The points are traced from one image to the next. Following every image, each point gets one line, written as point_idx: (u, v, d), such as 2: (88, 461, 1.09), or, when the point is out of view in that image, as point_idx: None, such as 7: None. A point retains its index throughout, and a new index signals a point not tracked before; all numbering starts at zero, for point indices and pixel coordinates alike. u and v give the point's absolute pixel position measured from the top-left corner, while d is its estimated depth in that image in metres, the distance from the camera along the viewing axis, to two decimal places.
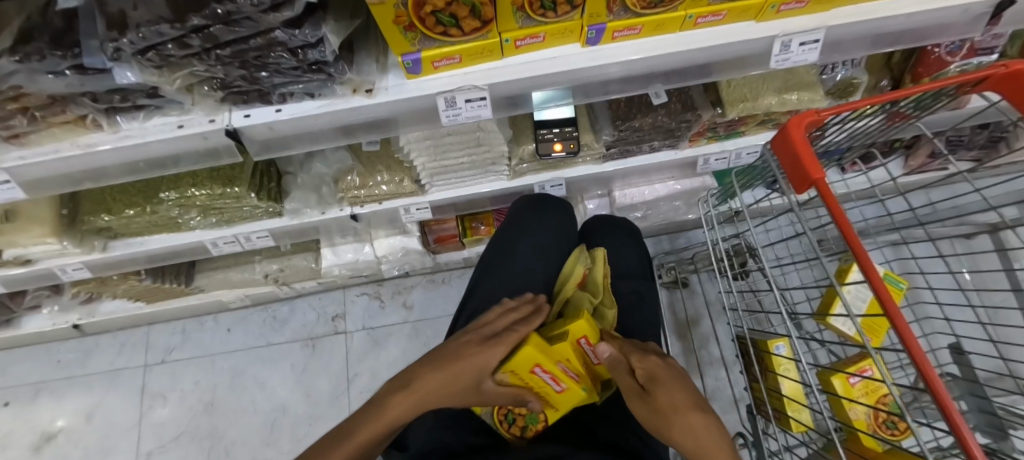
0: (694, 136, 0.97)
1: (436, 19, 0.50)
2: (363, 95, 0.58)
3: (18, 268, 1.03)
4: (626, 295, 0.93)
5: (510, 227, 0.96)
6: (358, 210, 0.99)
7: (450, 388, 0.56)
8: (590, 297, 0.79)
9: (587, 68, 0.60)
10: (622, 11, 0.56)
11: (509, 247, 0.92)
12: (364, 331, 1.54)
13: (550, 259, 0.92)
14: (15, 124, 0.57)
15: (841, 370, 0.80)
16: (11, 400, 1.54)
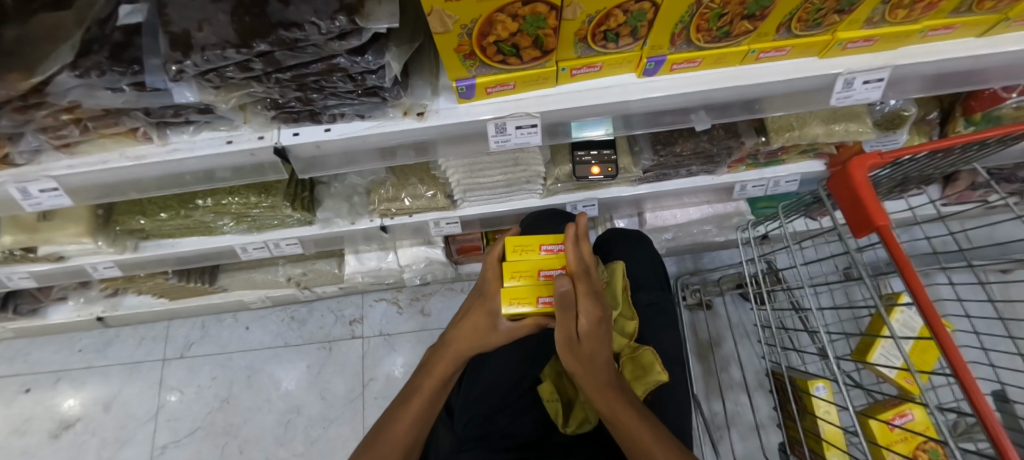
0: (733, 162, 0.95)
1: (497, 48, 0.50)
2: (413, 118, 0.57)
3: (51, 264, 1.04)
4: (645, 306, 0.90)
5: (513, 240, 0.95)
6: (388, 222, 0.98)
7: (473, 338, 0.56)
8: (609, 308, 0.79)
9: (642, 98, 0.59)
10: (684, 45, 0.54)
11: None
12: (380, 336, 1.53)
13: None
14: (67, 133, 0.57)
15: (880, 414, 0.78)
16: (32, 386, 1.56)
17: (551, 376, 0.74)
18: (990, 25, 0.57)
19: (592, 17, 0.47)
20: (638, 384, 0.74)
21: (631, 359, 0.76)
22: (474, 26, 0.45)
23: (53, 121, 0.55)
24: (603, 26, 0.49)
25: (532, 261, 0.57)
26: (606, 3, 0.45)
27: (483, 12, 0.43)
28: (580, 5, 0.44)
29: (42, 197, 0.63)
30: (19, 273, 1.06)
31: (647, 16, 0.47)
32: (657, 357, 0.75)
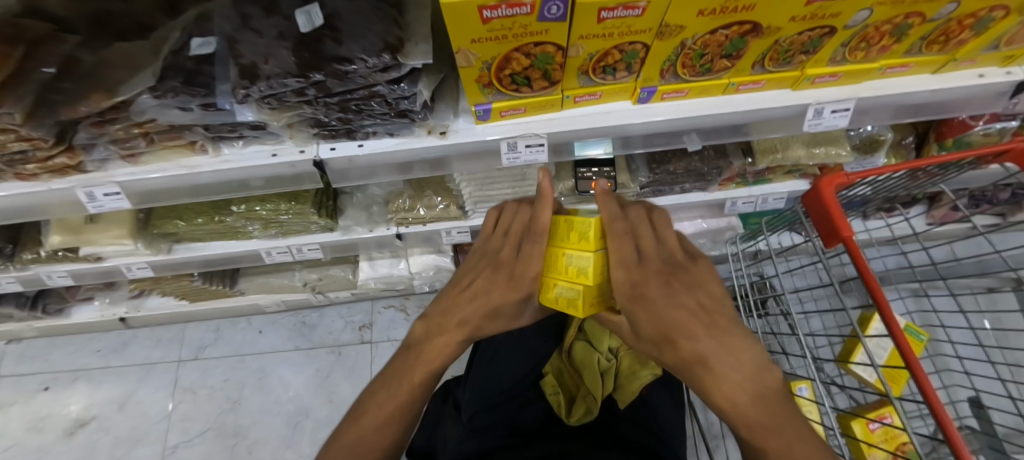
0: (724, 181, 1.02)
1: (511, 79, 0.58)
2: (436, 136, 0.66)
3: (89, 263, 1.11)
4: None
5: None
6: (404, 230, 1.06)
7: (485, 308, 0.50)
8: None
9: (636, 122, 0.67)
10: (672, 78, 0.63)
11: None
12: (388, 342, 1.59)
13: None
14: (135, 145, 0.66)
15: (862, 415, 0.83)
16: (49, 385, 1.61)
17: (552, 372, 0.85)
18: (940, 64, 0.66)
19: (592, 54, 0.56)
20: (635, 378, 0.80)
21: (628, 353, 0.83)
22: (494, 62, 0.54)
23: (125, 135, 0.64)
24: (602, 62, 0.58)
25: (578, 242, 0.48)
26: (603, 44, 0.54)
27: (502, 51, 0.52)
28: (582, 46, 0.54)
29: (104, 200, 0.71)
30: (58, 272, 1.13)
31: (639, 54, 0.56)
32: None
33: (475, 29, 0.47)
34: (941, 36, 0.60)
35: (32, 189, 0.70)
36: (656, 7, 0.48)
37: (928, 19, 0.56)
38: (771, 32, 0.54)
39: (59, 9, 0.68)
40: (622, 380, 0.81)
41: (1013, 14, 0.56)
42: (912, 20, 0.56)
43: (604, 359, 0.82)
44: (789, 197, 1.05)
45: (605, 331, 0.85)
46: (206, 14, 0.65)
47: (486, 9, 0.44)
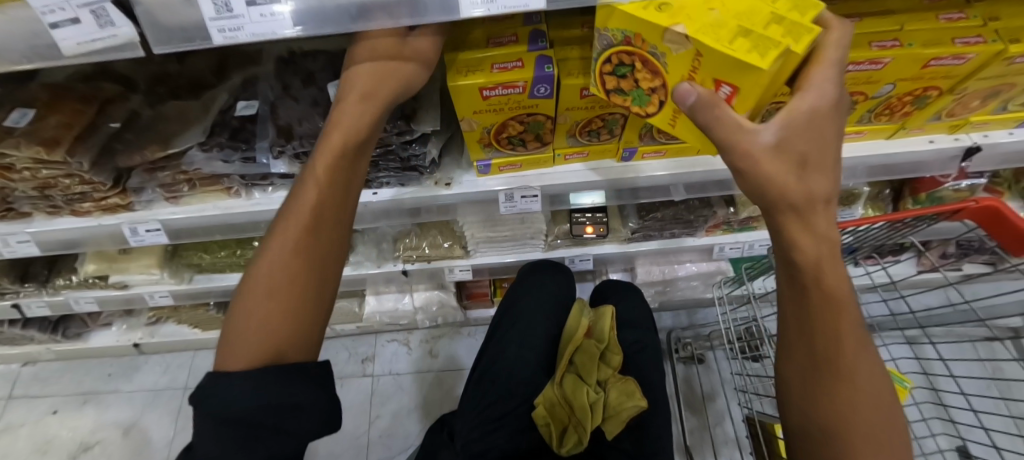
0: (710, 227, 1.09)
1: (508, 140, 0.68)
2: (442, 187, 0.74)
3: (115, 290, 1.19)
4: (628, 345, 1.02)
5: (513, 283, 1.10)
6: (409, 267, 1.13)
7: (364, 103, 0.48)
8: (597, 344, 0.94)
9: (619, 178, 0.75)
10: (651, 140, 0.71)
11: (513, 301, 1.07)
12: (390, 375, 1.61)
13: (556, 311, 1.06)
14: (180, 189, 0.76)
15: None
16: (60, 408, 1.65)
17: (544, 403, 0.85)
18: (891, 131, 0.74)
19: (577, 122, 0.65)
20: (623, 409, 0.83)
21: (617, 387, 0.87)
22: (493, 128, 0.63)
23: (173, 180, 0.74)
24: (586, 126, 0.67)
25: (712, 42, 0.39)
26: (587, 114, 0.63)
27: (499, 120, 0.61)
28: (569, 115, 0.63)
29: (145, 235, 0.80)
30: (85, 298, 1.20)
31: (618, 121, 0.65)
32: (638, 384, 0.85)
33: (476, 104, 0.57)
34: (887, 109, 0.68)
35: (83, 224, 0.79)
36: None
37: (871, 97, 0.65)
38: None
39: (124, 71, 0.79)
40: (610, 413, 0.84)
41: (947, 93, 0.65)
42: (856, 98, 0.65)
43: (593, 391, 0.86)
44: None
45: (595, 364, 0.91)
46: (251, 80, 0.77)
47: (485, 90, 0.54)
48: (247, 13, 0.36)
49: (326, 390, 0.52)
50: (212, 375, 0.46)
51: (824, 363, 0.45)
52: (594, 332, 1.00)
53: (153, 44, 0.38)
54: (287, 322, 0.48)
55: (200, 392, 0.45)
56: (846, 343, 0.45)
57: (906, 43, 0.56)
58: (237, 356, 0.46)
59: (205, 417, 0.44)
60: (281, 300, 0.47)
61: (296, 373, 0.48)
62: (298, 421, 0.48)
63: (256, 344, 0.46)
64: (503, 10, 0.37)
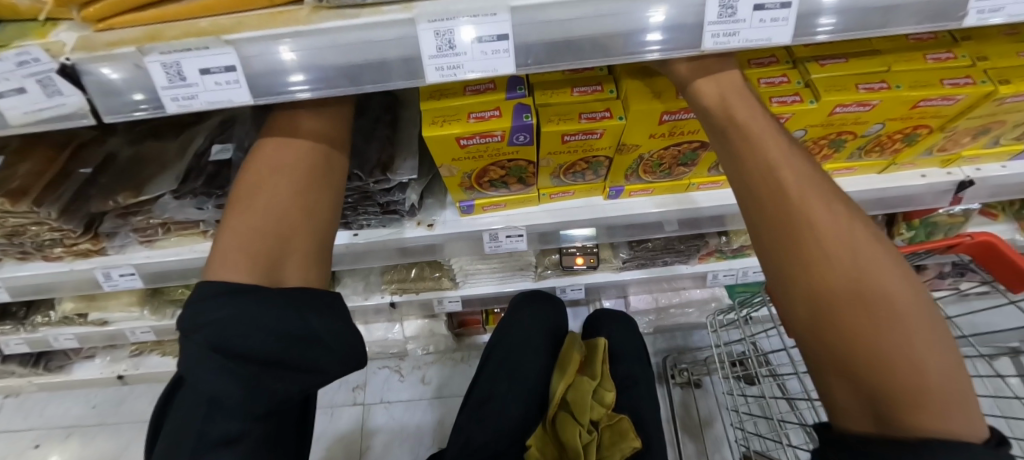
0: (703, 255, 1.07)
1: (490, 183, 0.66)
2: (424, 228, 0.72)
3: (96, 326, 1.15)
4: (620, 379, 1.00)
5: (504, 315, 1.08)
6: (397, 299, 1.11)
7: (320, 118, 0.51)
8: (591, 381, 0.91)
9: (605, 217, 0.73)
10: (637, 179, 0.69)
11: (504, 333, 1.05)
12: (381, 404, 1.56)
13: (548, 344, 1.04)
14: (154, 233, 0.74)
15: None
16: (41, 441, 1.59)
17: (535, 443, 0.84)
18: (883, 166, 0.72)
19: (560, 164, 0.64)
20: (615, 449, 0.81)
21: (609, 426, 0.84)
22: (473, 173, 0.62)
23: (147, 224, 0.72)
24: (570, 168, 0.65)
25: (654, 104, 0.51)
26: (571, 157, 0.61)
27: (479, 165, 0.59)
28: (551, 158, 0.61)
29: (119, 280, 0.77)
30: (64, 334, 1.17)
31: (602, 162, 0.64)
32: (632, 424, 0.83)
33: (454, 152, 0.55)
34: (877, 147, 0.67)
35: (55, 269, 0.76)
36: (612, 132, 0.55)
37: (861, 135, 0.63)
38: None
39: None
40: (604, 451, 0.82)
41: (937, 130, 0.64)
42: (845, 137, 0.63)
43: (586, 430, 0.84)
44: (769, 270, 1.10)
45: (588, 403, 0.88)
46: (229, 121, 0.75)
47: (462, 139, 0.52)
48: (200, 82, 0.35)
49: (340, 320, 0.50)
50: (206, 298, 0.42)
51: (828, 287, 0.35)
52: (588, 367, 0.97)
53: (104, 112, 0.36)
54: (285, 242, 0.46)
55: (195, 320, 0.42)
56: (856, 255, 0.36)
57: (894, 85, 0.55)
58: (235, 268, 0.44)
59: (205, 352, 0.41)
60: (284, 222, 0.47)
61: (307, 298, 0.47)
62: (317, 354, 0.47)
63: (255, 257, 0.45)
64: (470, 75, 0.36)
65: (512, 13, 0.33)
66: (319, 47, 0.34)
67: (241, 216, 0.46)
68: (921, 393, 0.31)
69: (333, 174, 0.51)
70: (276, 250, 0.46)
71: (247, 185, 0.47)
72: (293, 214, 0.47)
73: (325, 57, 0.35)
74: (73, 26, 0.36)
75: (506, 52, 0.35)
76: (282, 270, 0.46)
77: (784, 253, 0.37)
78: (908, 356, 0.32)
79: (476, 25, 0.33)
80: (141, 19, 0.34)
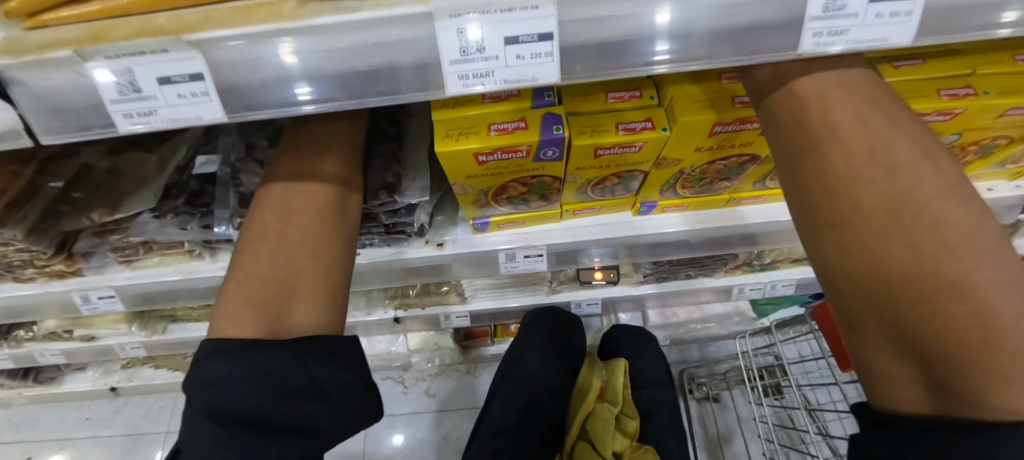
0: (730, 268, 1.00)
1: (509, 200, 0.59)
2: (433, 247, 0.65)
3: (82, 342, 1.09)
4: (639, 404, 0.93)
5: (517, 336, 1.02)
6: (401, 314, 1.04)
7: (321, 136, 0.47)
8: (612, 407, 0.85)
9: (634, 236, 0.66)
10: (672, 194, 0.62)
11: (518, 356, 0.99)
12: (384, 417, 1.49)
13: (564, 369, 0.98)
14: (134, 252, 0.66)
15: None
16: (33, 454, 1.53)
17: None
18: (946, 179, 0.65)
19: (589, 180, 0.56)
20: None
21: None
22: (491, 190, 0.54)
23: (125, 244, 0.65)
24: (599, 183, 0.58)
25: (707, 112, 0.44)
26: (601, 172, 0.54)
27: (497, 182, 0.52)
28: (579, 174, 0.54)
29: (98, 303, 0.71)
30: (50, 350, 1.11)
31: (637, 177, 0.56)
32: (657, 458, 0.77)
33: (471, 168, 0.48)
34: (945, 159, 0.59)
35: (25, 292, 0.69)
36: (652, 146, 0.48)
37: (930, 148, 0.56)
38: (769, 160, 0.55)
39: None
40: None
41: (1017, 141, 0.56)
42: None
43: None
44: (799, 284, 1.03)
45: (610, 434, 0.82)
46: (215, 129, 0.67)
47: (482, 155, 0.45)
48: (160, 94, 0.28)
49: (353, 371, 0.45)
50: (203, 358, 0.38)
51: (878, 244, 0.29)
52: (607, 393, 0.90)
53: (41, 131, 0.29)
54: (291, 288, 0.41)
55: (191, 388, 0.38)
56: (917, 195, 0.29)
57: (981, 90, 0.47)
58: (235, 323, 0.40)
59: (198, 420, 0.36)
60: (288, 269, 0.42)
61: (312, 347, 0.41)
62: (323, 409, 0.41)
63: (258, 308, 0.40)
64: (501, 86, 0.28)
65: (557, 6, 0.26)
66: (312, 51, 0.27)
67: (246, 265, 0.42)
68: (990, 364, 0.26)
69: (346, 214, 0.46)
70: (281, 297, 0.41)
71: (254, 229, 0.43)
72: (301, 262, 0.42)
73: (320, 60, 0.27)
74: (0, 24, 0.28)
75: (549, 57, 0.27)
76: (287, 318, 0.41)
77: (823, 200, 0.31)
78: (978, 333, 0.26)
79: (511, 22, 0.26)
80: (83, 15, 0.27)
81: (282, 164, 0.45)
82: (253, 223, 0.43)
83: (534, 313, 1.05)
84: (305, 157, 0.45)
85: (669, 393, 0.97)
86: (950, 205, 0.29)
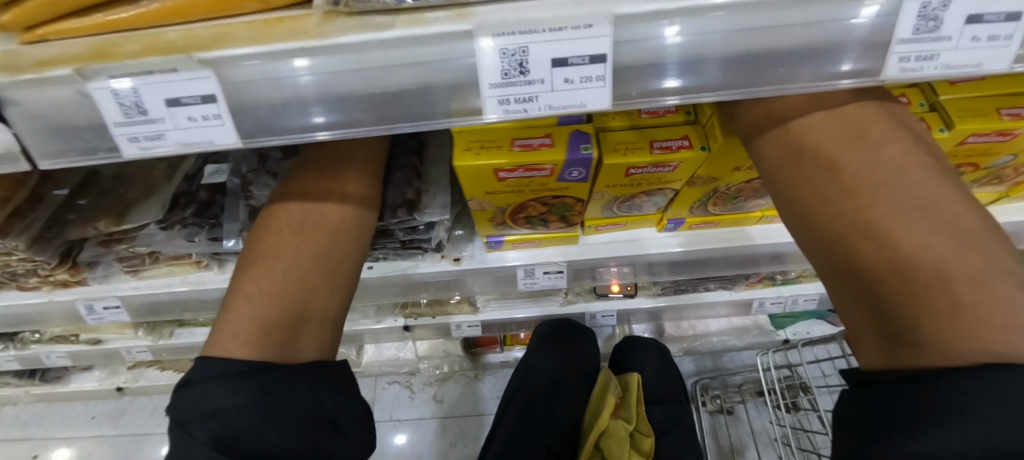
0: (751, 281, 0.97)
1: (527, 219, 0.56)
2: (450, 262, 0.62)
3: (89, 345, 1.08)
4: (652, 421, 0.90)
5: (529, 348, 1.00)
6: (411, 322, 1.02)
7: (342, 151, 0.44)
8: (626, 425, 0.82)
9: (659, 253, 0.63)
10: (701, 211, 0.59)
11: (531, 367, 0.98)
12: (390, 422, 1.47)
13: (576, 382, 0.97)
14: (140, 262, 0.64)
15: None
16: (41, 452, 1.53)
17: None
18: (993, 199, 0.61)
19: (617, 196, 0.53)
20: None
21: None
22: (509, 208, 0.52)
23: (130, 254, 0.63)
24: (627, 201, 0.55)
25: None
26: (629, 190, 0.51)
27: (516, 200, 0.49)
28: (607, 192, 0.51)
29: (104, 312, 0.69)
30: (57, 352, 1.10)
31: (668, 195, 0.54)
32: None
33: (490, 185, 0.45)
34: (996, 179, 0.55)
35: (30, 301, 0.67)
36: (688, 165, 0.46)
37: (983, 168, 0.52)
38: None
39: None
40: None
41: None
42: (965, 169, 0.52)
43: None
44: (822, 299, 1.00)
45: (626, 453, 0.79)
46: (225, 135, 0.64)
47: (502, 172, 0.42)
48: (167, 116, 0.25)
49: (358, 401, 0.44)
50: (208, 380, 0.35)
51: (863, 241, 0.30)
52: (622, 409, 0.87)
53: (39, 154, 0.27)
54: (303, 314, 0.40)
55: (189, 413, 0.34)
56: (897, 186, 0.30)
57: None
58: (242, 342, 0.37)
59: (202, 450, 0.32)
60: (301, 290, 0.40)
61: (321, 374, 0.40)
62: (337, 442, 0.39)
63: (268, 327, 0.38)
64: (545, 111, 0.26)
65: (612, 25, 0.23)
66: (336, 71, 0.24)
67: (258, 278, 0.39)
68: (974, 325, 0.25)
69: (364, 235, 0.44)
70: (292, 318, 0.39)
71: (268, 240, 0.41)
72: (313, 279, 0.40)
73: (343, 81, 0.25)
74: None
75: (600, 81, 0.24)
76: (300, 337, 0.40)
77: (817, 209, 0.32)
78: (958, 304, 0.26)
79: (560, 43, 0.23)
80: (84, 28, 0.24)
81: (300, 182, 0.43)
82: (267, 233, 0.41)
83: (546, 324, 1.02)
84: (326, 175, 0.43)
85: (686, 410, 0.94)
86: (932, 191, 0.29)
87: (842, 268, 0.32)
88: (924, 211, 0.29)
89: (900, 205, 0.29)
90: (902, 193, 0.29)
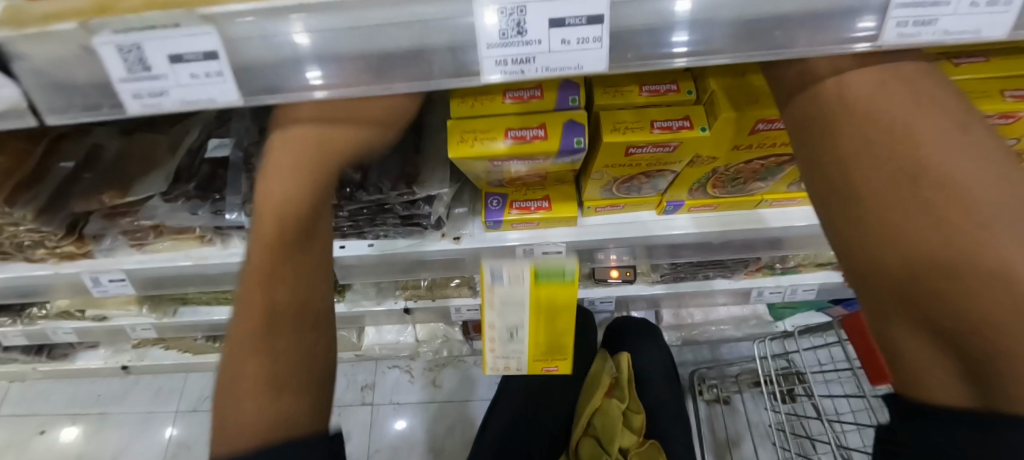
0: (750, 270, 0.97)
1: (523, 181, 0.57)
2: (450, 240, 0.63)
3: (95, 322, 1.09)
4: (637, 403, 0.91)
5: None
6: (412, 305, 1.03)
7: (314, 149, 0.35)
8: (619, 403, 0.84)
9: (657, 235, 0.63)
10: (701, 193, 0.59)
11: None
12: (390, 405, 1.49)
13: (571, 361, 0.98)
14: (145, 236, 0.65)
15: None
16: (48, 428, 1.56)
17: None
18: None
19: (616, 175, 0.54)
20: None
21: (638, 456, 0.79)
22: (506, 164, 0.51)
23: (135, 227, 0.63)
24: (627, 181, 0.55)
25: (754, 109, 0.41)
26: (630, 170, 0.52)
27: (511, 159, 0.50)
28: (607, 172, 0.51)
29: (109, 285, 0.70)
30: (64, 328, 1.11)
31: (668, 176, 0.54)
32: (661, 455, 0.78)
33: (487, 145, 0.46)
34: None
35: (37, 272, 0.68)
36: (689, 145, 0.45)
37: None
38: None
39: None
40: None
41: None
42: None
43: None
44: (821, 289, 1.00)
45: (618, 431, 0.81)
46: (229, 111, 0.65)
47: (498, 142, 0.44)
48: (171, 74, 0.25)
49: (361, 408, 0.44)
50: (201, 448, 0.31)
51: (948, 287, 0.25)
52: (616, 390, 0.89)
53: (43, 110, 0.27)
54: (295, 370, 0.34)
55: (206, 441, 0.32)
56: (982, 209, 0.25)
57: None
58: (248, 406, 0.31)
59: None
60: (291, 337, 0.35)
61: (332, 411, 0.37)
62: None
63: (264, 386, 0.32)
64: (542, 73, 0.26)
65: None
66: (332, 29, 0.25)
67: (247, 332, 0.34)
68: None
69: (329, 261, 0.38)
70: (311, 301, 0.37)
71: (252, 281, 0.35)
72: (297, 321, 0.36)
73: (339, 40, 0.25)
74: None
75: (596, 43, 0.25)
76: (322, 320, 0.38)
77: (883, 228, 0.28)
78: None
79: (559, 1, 0.23)
80: None
81: (264, 208, 0.35)
82: (265, 217, 0.35)
83: None
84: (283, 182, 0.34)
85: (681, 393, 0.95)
86: (1015, 217, 0.25)
87: (911, 300, 0.27)
88: (1020, 239, 0.25)
89: (993, 239, 0.25)
90: (996, 225, 0.25)
